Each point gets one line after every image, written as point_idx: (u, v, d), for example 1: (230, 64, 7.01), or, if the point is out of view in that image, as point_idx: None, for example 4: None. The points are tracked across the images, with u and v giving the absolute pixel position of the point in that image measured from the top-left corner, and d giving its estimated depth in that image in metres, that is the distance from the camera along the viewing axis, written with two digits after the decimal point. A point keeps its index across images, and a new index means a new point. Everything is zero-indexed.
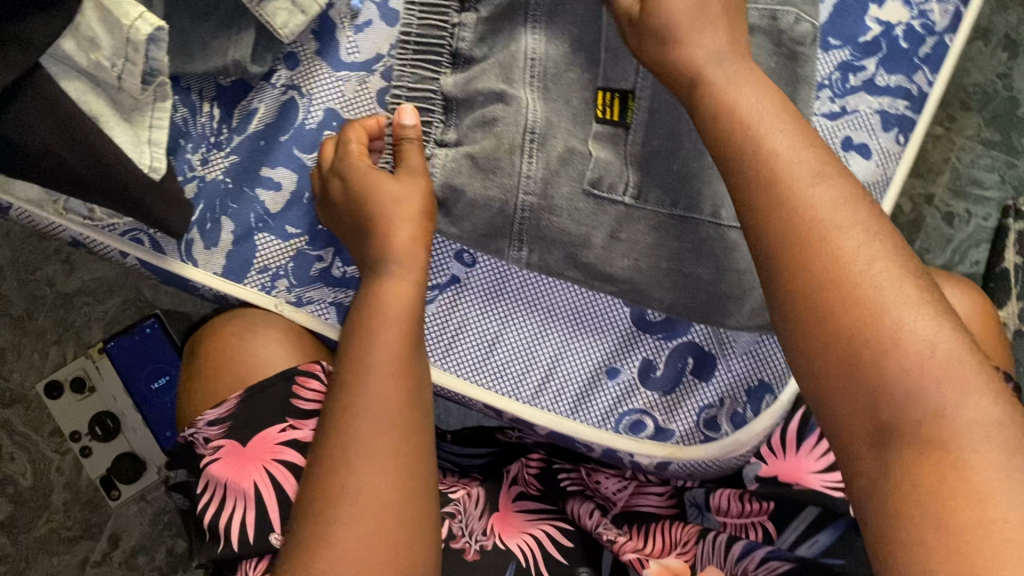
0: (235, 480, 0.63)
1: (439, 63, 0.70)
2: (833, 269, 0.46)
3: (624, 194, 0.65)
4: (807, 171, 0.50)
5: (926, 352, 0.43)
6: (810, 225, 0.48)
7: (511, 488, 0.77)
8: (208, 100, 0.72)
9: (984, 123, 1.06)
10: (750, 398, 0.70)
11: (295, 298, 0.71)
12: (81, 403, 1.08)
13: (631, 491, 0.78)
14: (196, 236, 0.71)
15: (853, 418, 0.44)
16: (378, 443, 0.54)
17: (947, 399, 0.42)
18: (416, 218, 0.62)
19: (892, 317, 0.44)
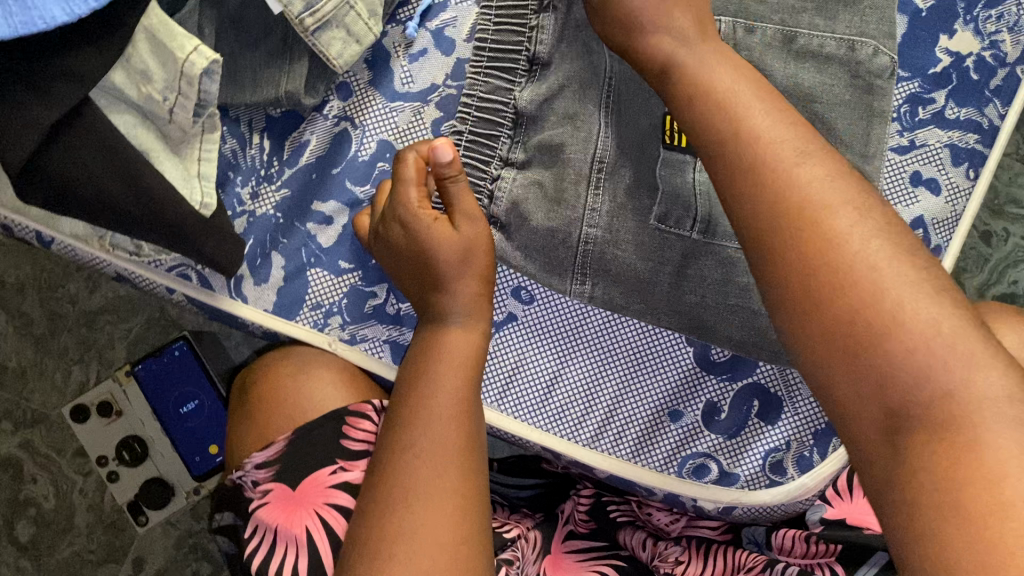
0: (286, 526, 0.59)
1: (515, 70, 0.65)
2: (820, 250, 0.43)
3: (692, 229, 0.62)
4: (792, 151, 0.46)
5: (932, 335, 0.39)
6: (798, 205, 0.44)
7: (561, 528, 0.73)
8: (257, 131, 0.69)
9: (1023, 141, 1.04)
10: (817, 441, 0.68)
11: (349, 336, 0.68)
12: (107, 428, 1.06)
13: (685, 523, 0.75)
14: (245, 273, 0.68)
15: (858, 408, 0.41)
16: (438, 476, 0.51)
17: (962, 379, 0.38)
18: (478, 259, 0.58)
19: (901, 300, 0.40)
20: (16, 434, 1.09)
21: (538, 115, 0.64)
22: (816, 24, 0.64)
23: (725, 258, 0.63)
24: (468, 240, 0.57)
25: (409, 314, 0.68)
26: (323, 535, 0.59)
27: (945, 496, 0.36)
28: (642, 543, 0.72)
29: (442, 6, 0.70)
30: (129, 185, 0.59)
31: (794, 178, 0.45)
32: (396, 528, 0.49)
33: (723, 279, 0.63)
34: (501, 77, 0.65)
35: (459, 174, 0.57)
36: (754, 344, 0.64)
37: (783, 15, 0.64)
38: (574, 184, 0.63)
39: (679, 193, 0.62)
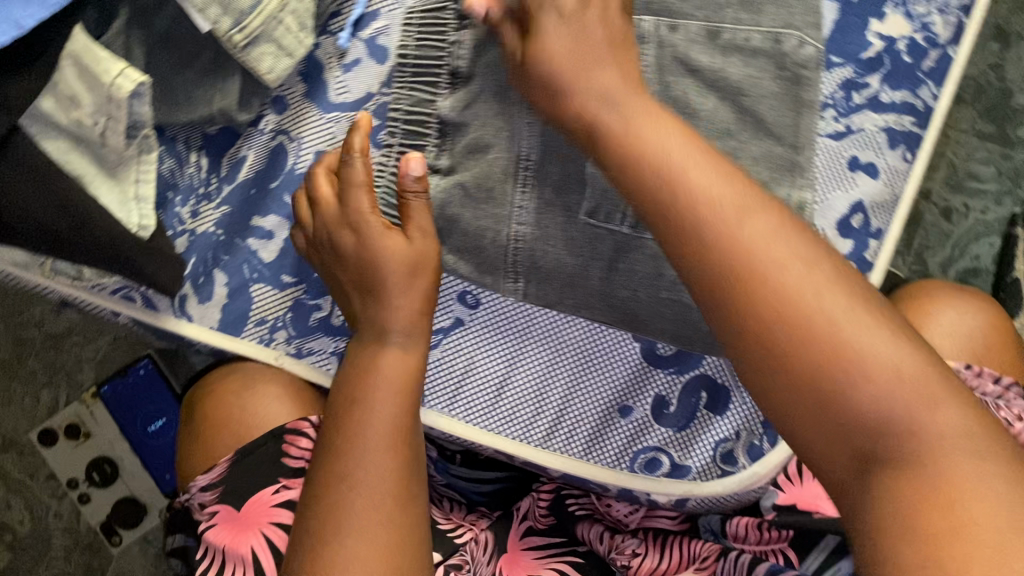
0: (233, 547, 0.60)
1: (437, 83, 0.66)
2: (760, 283, 0.45)
3: (621, 224, 0.62)
4: (709, 178, 0.49)
5: (886, 368, 0.42)
6: (741, 267, 0.46)
7: (520, 525, 0.75)
8: (195, 149, 0.69)
9: (978, 116, 1.09)
10: (767, 430, 0.68)
11: (295, 350, 0.68)
12: (76, 449, 1.06)
13: (643, 515, 0.75)
14: (189, 291, 0.68)
15: (829, 451, 0.43)
16: (376, 508, 0.53)
17: (921, 416, 0.41)
18: (422, 281, 0.60)
19: (851, 339, 0.43)
20: None
21: (462, 121, 0.65)
22: (741, 17, 0.65)
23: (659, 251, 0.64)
24: (416, 257, 0.60)
25: None
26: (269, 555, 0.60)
27: (912, 526, 0.39)
28: (599, 537, 0.73)
29: (374, 15, 0.70)
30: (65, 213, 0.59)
31: (729, 244, 0.47)
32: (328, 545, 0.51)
33: (655, 272, 0.63)
34: (424, 89, 0.66)
35: (422, 194, 0.60)
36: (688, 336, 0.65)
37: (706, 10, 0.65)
38: (507, 185, 0.63)
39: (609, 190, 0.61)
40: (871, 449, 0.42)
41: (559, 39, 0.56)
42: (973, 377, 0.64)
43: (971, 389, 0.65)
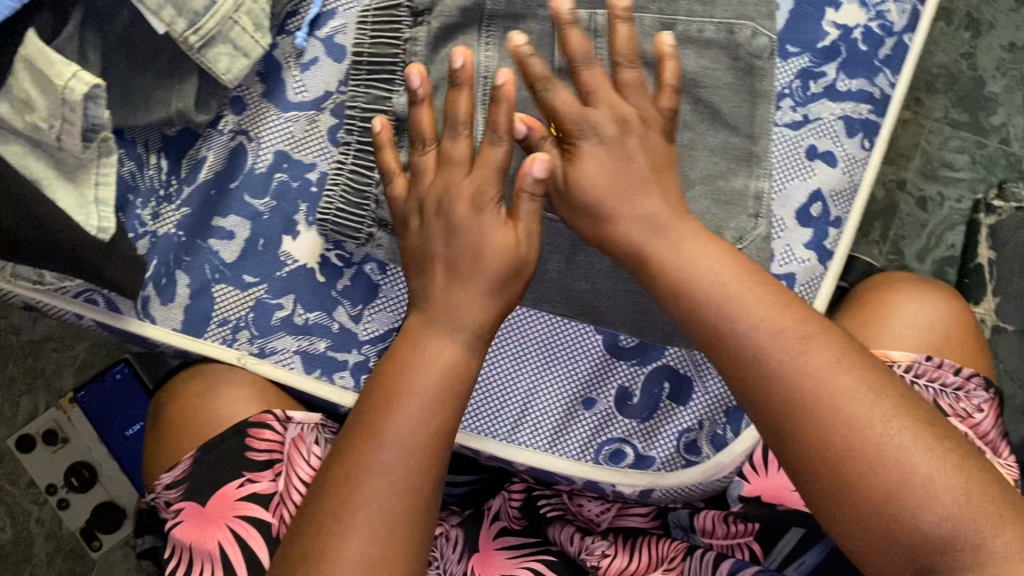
0: (199, 542, 0.60)
1: (393, 81, 0.66)
2: (793, 386, 0.48)
3: None
4: (720, 276, 0.53)
5: (934, 486, 0.45)
6: (809, 401, 0.48)
7: (492, 525, 0.74)
8: (155, 151, 0.69)
9: (951, 105, 1.11)
10: (730, 419, 0.68)
11: (258, 350, 0.68)
12: (55, 455, 1.06)
13: (614, 514, 0.76)
14: (152, 292, 0.68)
15: (887, 566, 0.45)
16: (405, 455, 0.50)
17: (976, 533, 0.43)
18: (513, 288, 0.57)
19: (917, 468, 0.45)
20: None
21: None
22: (695, 9, 0.65)
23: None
24: (519, 258, 0.57)
25: (318, 322, 0.69)
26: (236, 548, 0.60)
27: None
28: (570, 538, 0.73)
29: (330, 14, 0.70)
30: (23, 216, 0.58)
31: (794, 389, 0.48)
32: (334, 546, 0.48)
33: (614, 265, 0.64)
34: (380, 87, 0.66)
35: (537, 196, 0.58)
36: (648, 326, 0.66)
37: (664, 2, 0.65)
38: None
39: None
40: (933, 562, 0.44)
41: (596, 160, 0.58)
42: (933, 368, 0.65)
43: (931, 381, 0.65)
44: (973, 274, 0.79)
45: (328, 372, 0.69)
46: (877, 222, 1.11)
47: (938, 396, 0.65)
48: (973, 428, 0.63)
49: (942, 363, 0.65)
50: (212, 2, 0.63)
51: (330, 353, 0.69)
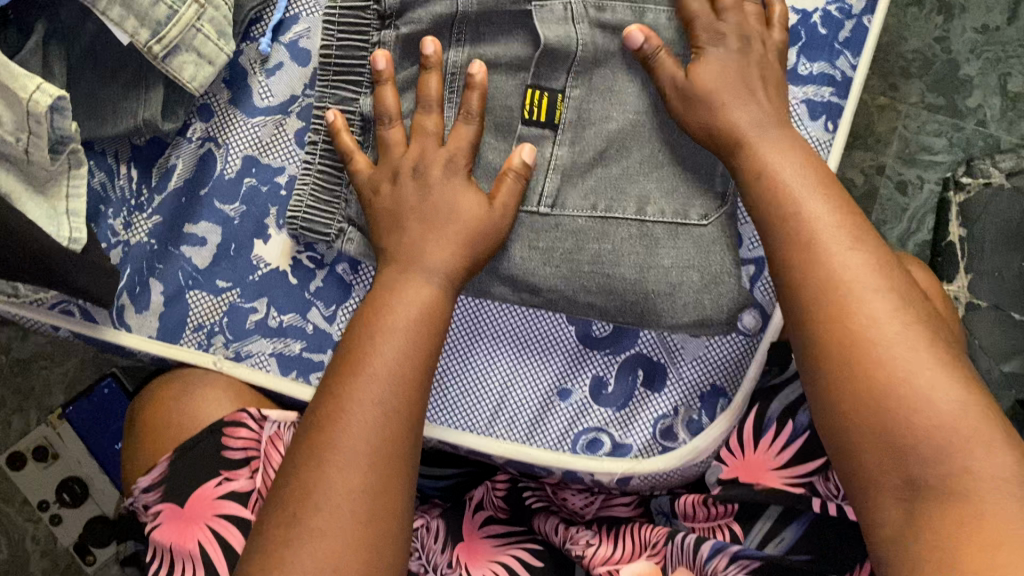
0: (179, 543, 0.62)
1: (360, 83, 0.68)
2: (828, 267, 0.53)
3: (539, 204, 0.66)
4: (792, 171, 0.58)
5: (937, 406, 0.47)
6: (835, 280, 0.52)
7: (477, 515, 0.77)
8: (125, 161, 0.70)
9: (926, 88, 1.11)
10: (704, 403, 0.69)
11: (234, 354, 0.69)
12: (45, 470, 1.07)
13: (599, 505, 0.79)
14: (126, 301, 0.69)
15: (879, 477, 0.47)
16: (387, 401, 0.53)
17: (964, 449, 0.45)
18: (479, 247, 0.61)
19: (919, 380, 0.48)
20: None
21: None
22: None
23: (578, 231, 0.66)
24: (487, 227, 0.61)
25: (292, 325, 0.69)
26: (215, 545, 0.62)
27: (947, 542, 0.43)
28: (554, 528, 0.74)
29: (294, 19, 0.71)
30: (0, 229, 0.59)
31: (828, 274, 0.53)
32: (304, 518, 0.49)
33: (575, 248, 0.66)
34: (347, 88, 0.68)
35: (520, 179, 0.63)
36: (618, 309, 0.67)
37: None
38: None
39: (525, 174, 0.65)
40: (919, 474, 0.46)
41: (719, 62, 0.62)
42: None
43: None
44: (945, 252, 0.79)
45: (304, 373, 0.69)
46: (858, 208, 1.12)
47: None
48: None
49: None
50: (174, 10, 0.63)
51: (306, 355, 0.69)
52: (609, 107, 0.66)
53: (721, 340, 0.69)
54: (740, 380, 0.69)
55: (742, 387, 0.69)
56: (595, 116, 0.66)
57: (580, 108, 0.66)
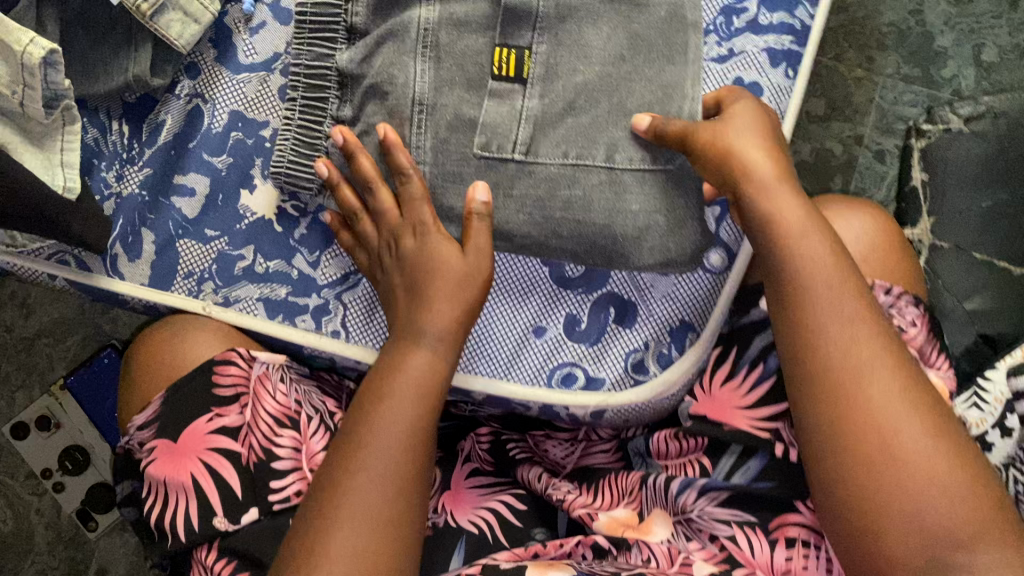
0: (173, 475, 0.65)
1: (336, 38, 0.70)
2: (804, 269, 0.57)
3: (513, 151, 0.66)
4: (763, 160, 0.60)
5: (904, 443, 0.51)
6: (807, 288, 0.57)
7: (464, 467, 0.79)
8: (117, 117, 0.73)
9: (902, 60, 1.15)
10: (674, 338, 0.72)
11: (222, 299, 0.72)
12: (48, 441, 1.10)
13: (580, 454, 0.82)
14: (119, 250, 0.72)
15: (848, 503, 0.52)
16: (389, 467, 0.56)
17: (924, 485, 0.50)
18: (471, 291, 0.64)
19: (901, 437, 0.51)
20: None
21: (359, 72, 0.69)
22: None
23: (547, 176, 0.66)
24: (465, 268, 0.64)
25: (278, 271, 0.72)
26: (208, 478, 0.66)
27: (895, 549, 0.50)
28: (537, 477, 0.76)
29: None
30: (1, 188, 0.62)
31: (826, 331, 0.55)
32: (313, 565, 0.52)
33: (548, 193, 0.66)
34: (322, 46, 0.70)
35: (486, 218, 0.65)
36: (588, 252, 0.68)
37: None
38: (403, 127, 0.67)
39: (499, 124, 0.66)
40: (874, 519, 0.51)
41: (747, 114, 0.63)
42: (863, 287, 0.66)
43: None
44: (908, 197, 0.82)
45: (290, 317, 0.72)
46: (837, 177, 1.15)
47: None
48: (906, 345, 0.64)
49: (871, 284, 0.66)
50: None
51: (291, 299, 0.72)
52: (574, 60, 0.66)
53: (689, 277, 0.72)
54: (709, 315, 0.72)
55: (711, 322, 0.72)
56: (564, 67, 0.66)
57: (549, 59, 0.66)
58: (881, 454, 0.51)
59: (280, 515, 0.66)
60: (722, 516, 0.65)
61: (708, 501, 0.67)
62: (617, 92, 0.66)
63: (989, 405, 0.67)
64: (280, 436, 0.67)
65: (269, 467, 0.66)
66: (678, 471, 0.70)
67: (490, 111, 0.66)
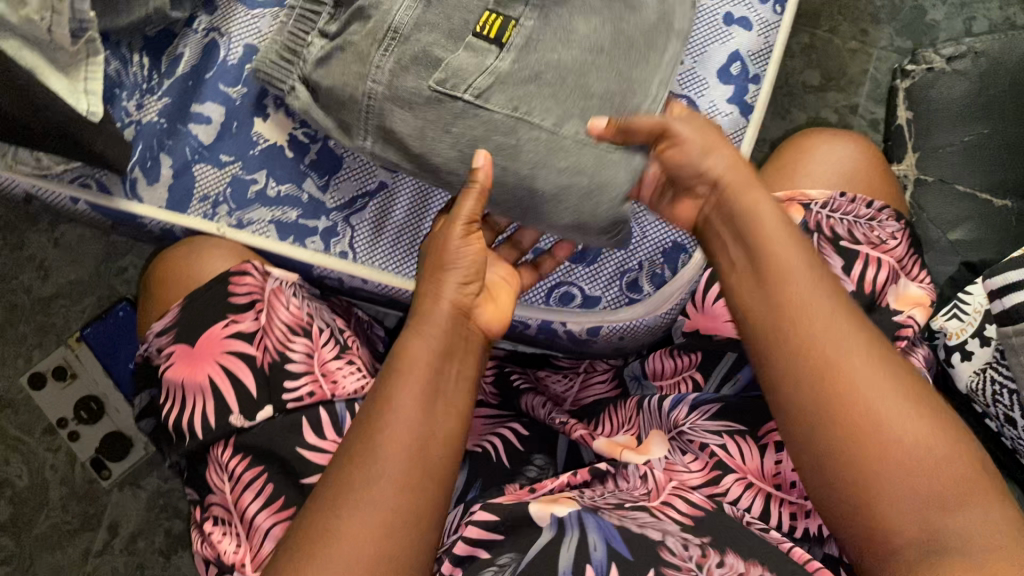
0: (190, 377, 0.69)
1: None
2: (793, 277, 0.57)
3: (465, 92, 0.66)
4: (731, 173, 0.63)
5: (915, 451, 0.50)
6: (796, 297, 0.56)
7: (472, 396, 0.79)
8: (137, 50, 0.77)
9: (895, 33, 1.17)
10: (667, 260, 0.77)
11: (236, 221, 0.76)
12: (64, 390, 1.14)
13: (579, 388, 0.82)
14: (138, 175, 0.76)
15: (870, 515, 0.50)
16: (393, 466, 0.52)
17: (946, 490, 0.49)
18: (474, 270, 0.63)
19: (906, 427, 0.51)
20: None
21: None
22: None
23: (496, 126, 0.67)
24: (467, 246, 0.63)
25: (289, 195, 0.77)
26: (223, 378, 0.69)
27: (922, 555, 0.48)
28: (541, 403, 0.78)
29: None
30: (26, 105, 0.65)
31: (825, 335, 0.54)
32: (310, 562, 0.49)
33: (482, 136, 0.67)
34: None
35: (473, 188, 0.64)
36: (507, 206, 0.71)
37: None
38: (372, 49, 0.67)
39: (461, 69, 0.67)
40: (868, 493, 0.50)
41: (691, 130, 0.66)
42: (847, 205, 0.70)
43: (845, 215, 0.70)
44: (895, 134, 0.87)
45: (300, 239, 0.77)
46: None
47: (853, 226, 0.69)
48: (887, 254, 0.68)
49: (855, 198, 0.70)
50: None
51: (302, 221, 0.77)
52: (554, 40, 0.66)
53: None
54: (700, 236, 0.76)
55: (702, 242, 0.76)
56: (544, 45, 0.67)
57: (529, 35, 0.67)
58: (900, 458, 0.50)
59: (294, 413, 0.68)
60: (713, 426, 0.66)
61: (699, 414, 0.68)
62: (582, 76, 0.66)
63: (969, 316, 0.69)
64: (293, 342, 0.71)
65: (281, 368, 0.69)
66: (672, 387, 0.73)
67: (458, 58, 0.67)
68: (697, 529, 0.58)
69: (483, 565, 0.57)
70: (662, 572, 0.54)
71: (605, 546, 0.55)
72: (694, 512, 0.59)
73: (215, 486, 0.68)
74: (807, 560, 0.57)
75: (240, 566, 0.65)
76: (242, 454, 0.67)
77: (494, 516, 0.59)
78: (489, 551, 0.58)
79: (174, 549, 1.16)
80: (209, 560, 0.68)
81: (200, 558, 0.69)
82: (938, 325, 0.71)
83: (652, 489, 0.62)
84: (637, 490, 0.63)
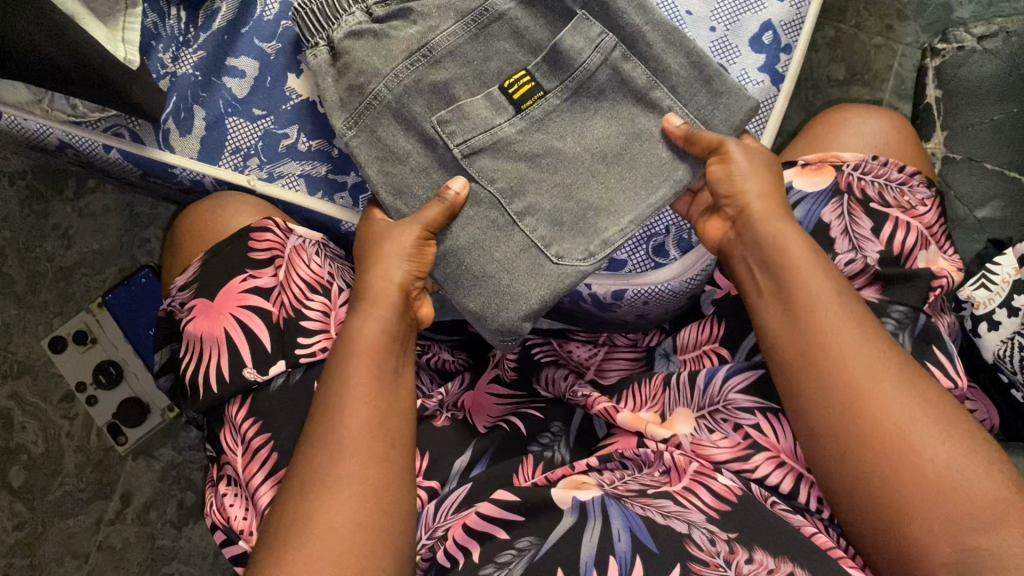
0: (209, 331, 0.69)
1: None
2: (795, 275, 0.59)
3: (456, 146, 0.71)
4: (766, 194, 0.64)
5: (901, 414, 0.53)
6: (799, 292, 0.59)
7: (488, 373, 0.77)
8: (175, 5, 0.78)
9: (921, 30, 1.13)
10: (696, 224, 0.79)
11: (268, 174, 0.77)
12: (83, 354, 1.14)
13: (603, 357, 0.77)
14: (172, 126, 0.77)
15: (865, 480, 0.53)
16: (356, 454, 0.55)
17: (932, 443, 0.51)
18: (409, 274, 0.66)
19: (886, 395, 0.53)
20: (6, 385, 1.16)
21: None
22: None
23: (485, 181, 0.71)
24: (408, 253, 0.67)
25: (320, 149, 0.78)
26: (240, 331, 0.69)
27: (917, 509, 0.50)
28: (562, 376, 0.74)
29: None
30: (66, 50, 0.65)
31: (824, 319, 0.57)
32: (298, 538, 0.52)
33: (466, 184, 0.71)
34: None
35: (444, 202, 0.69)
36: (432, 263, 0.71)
37: (654, 64, 0.70)
38: (401, 55, 0.71)
39: (469, 121, 0.71)
40: (908, 520, 0.50)
41: (741, 150, 0.66)
42: (879, 166, 0.70)
43: (876, 178, 0.70)
44: (924, 115, 0.91)
45: (329, 194, 0.78)
46: None
47: (884, 189, 0.69)
48: (916, 218, 0.68)
49: (888, 160, 0.70)
50: None
51: (331, 176, 0.77)
52: (566, 130, 0.72)
53: None
54: None
55: None
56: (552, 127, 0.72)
57: (550, 110, 0.72)
58: (890, 425, 0.53)
59: (309, 368, 0.69)
60: (746, 404, 0.63)
61: (732, 387, 0.64)
62: (574, 185, 0.71)
63: (997, 286, 0.70)
64: (310, 300, 0.71)
65: (297, 324, 0.69)
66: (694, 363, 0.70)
67: (475, 105, 0.71)
68: (724, 522, 0.56)
69: (502, 548, 0.56)
70: (691, 568, 0.52)
71: (630, 537, 0.54)
72: (719, 505, 0.57)
73: (228, 449, 0.68)
74: (830, 547, 0.55)
75: (247, 533, 0.65)
76: (254, 411, 0.67)
77: (516, 497, 0.59)
78: (508, 534, 0.57)
79: (185, 521, 1.15)
80: (217, 525, 0.67)
81: (209, 520, 0.68)
82: (965, 294, 0.71)
83: (673, 475, 0.61)
84: (659, 479, 0.61)
